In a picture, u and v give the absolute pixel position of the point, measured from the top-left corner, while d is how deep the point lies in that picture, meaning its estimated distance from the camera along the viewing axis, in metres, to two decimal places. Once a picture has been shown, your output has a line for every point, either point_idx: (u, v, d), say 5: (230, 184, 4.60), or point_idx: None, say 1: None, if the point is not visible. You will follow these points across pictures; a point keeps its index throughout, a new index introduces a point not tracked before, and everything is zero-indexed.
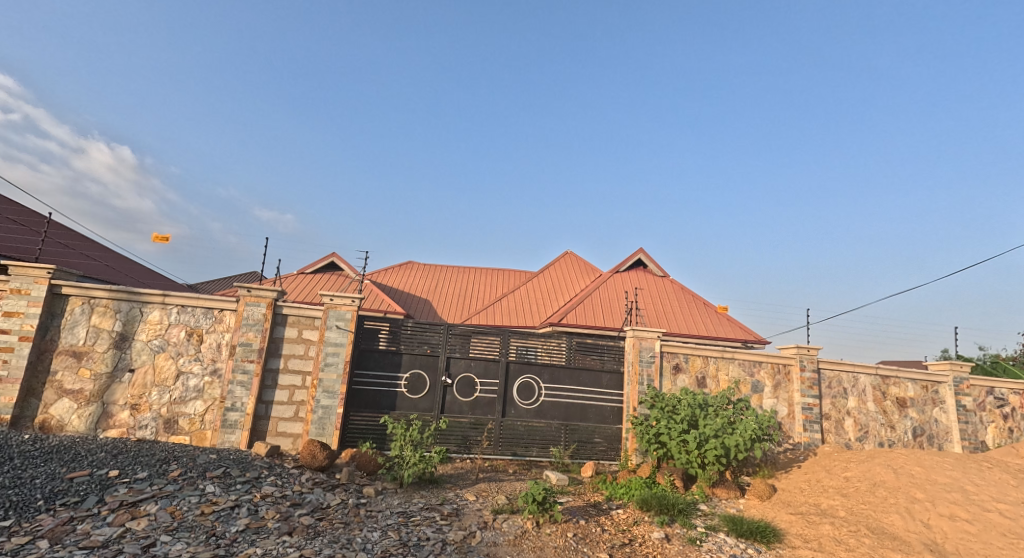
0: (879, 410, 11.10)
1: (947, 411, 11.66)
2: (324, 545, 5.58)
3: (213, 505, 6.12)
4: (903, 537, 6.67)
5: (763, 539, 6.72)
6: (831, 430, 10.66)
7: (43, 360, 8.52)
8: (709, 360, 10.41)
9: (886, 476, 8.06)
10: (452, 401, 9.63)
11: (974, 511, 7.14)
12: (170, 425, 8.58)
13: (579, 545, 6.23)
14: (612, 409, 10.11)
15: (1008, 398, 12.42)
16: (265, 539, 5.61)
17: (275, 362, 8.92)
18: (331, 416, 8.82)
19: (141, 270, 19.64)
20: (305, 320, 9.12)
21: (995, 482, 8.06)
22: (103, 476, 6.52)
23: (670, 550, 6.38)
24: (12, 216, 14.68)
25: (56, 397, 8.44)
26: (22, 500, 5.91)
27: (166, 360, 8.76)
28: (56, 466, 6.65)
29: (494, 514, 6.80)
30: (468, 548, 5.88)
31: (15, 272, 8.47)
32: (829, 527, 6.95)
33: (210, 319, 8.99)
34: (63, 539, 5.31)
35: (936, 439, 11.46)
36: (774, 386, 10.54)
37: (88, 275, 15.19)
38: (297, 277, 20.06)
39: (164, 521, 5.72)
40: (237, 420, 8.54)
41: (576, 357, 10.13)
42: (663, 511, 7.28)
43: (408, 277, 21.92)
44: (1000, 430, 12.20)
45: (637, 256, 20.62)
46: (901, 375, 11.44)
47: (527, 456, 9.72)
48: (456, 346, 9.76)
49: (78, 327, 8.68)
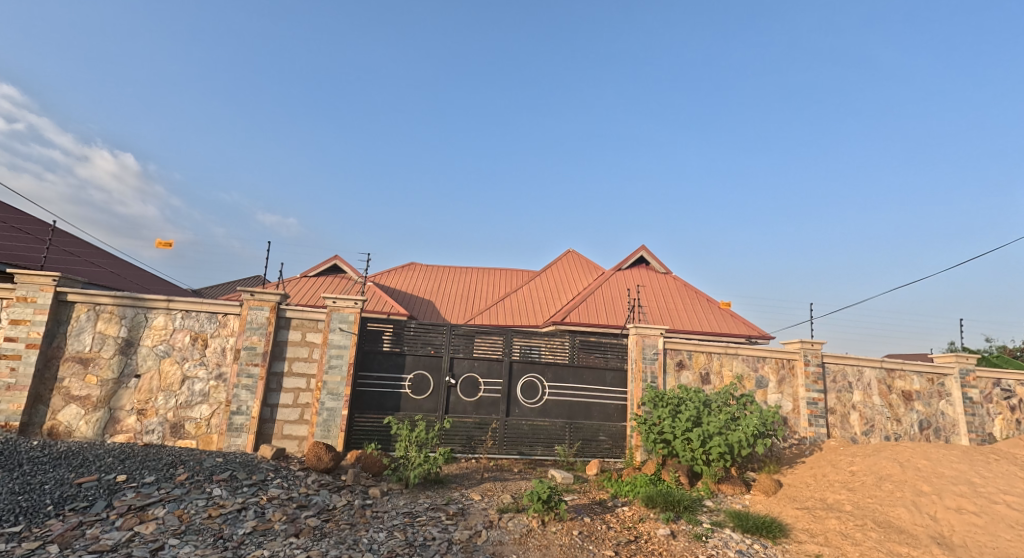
0: (884, 404, 11.06)
1: (953, 403, 11.60)
2: (331, 546, 5.62)
3: (220, 509, 6.16)
4: (911, 531, 6.65)
5: (769, 534, 6.71)
6: (836, 424, 10.64)
7: (50, 367, 8.59)
8: (712, 356, 10.40)
9: (892, 470, 8.05)
10: (456, 401, 9.66)
11: (980, 503, 7.11)
12: (176, 430, 8.64)
13: (585, 543, 6.24)
14: (616, 407, 10.11)
15: (1015, 390, 12.34)
16: (272, 541, 5.65)
17: (280, 365, 8.97)
18: (336, 418, 8.87)
19: (145, 276, 19.75)
20: (309, 323, 9.15)
21: (1003, 474, 8.02)
22: (111, 481, 6.58)
23: (675, 546, 6.38)
24: (15, 225, 14.77)
25: (63, 404, 8.50)
26: (32, 505, 5.97)
27: (171, 365, 8.82)
28: (64, 472, 6.71)
29: (500, 513, 6.83)
30: (474, 548, 5.90)
31: (21, 280, 8.54)
32: (835, 522, 6.95)
33: (215, 324, 9.05)
34: (72, 544, 5.36)
35: (943, 432, 11.40)
36: (778, 381, 10.53)
37: (93, 282, 15.32)
38: (300, 281, 20.14)
39: (173, 525, 5.77)
40: (243, 423, 8.59)
41: (579, 355, 10.13)
42: (669, 507, 7.29)
43: (411, 278, 21.97)
44: (1007, 421, 12.13)
45: (638, 253, 20.55)
46: (907, 368, 11.39)
47: (532, 455, 9.73)
48: (459, 347, 9.78)
49: (84, 334, 8.74)
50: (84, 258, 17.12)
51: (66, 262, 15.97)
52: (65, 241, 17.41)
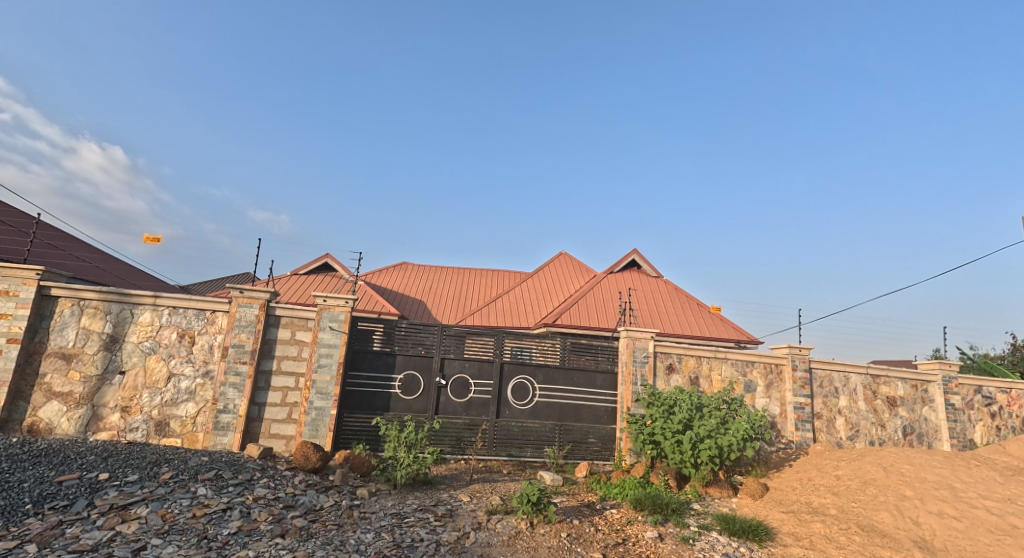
0: (870, 409, 11.19)
1: (937, 409, 11.79)
2: (318, 547, 5.57)
3: (205, 508, 6.08)
4: (893, 535, 6.73)
5: (755, 537, 6.76)
6: (823, 428, 10.75)
7: (32, 363, 8.43)
8: (702, 360, 10.47)
9: (876, 474, 8.15)
10: (447, 402, 9.62)
11: (961, 508, 7.22)
12: (162, 428, 8.50)
13: (573, 544, 6.24)
14: (606, 409, 10.13)
15: (996, 397, 12.57)
16: (258, 541, 5.59)
17: (268, 363, 8.88)
18: (324, 417, 8.79)
19: (132, 271, 19.51)
20: (298, 322, 9.07)
21: (982, 479, 8.16)
22: (92, 479, 6.46)
23: (662, 549, 6.41)
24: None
25: (45, 400, 8.35)
26: (10, 504, 5.85)
27: (157, 362, 8.69)
28: (44, 469, 6.58)
29: (488, 515, 6.81)
30: (462, 549, 5.88)
31: (4, 274, 8.38)
32: (820, 525, 7.02)
33: (203, 321, 8.94)
34: (51, 544, 5.26)
35: (925, 437, 11.57)
36: (766, 385, 10.62)
37: (78, 277, 15.12)
38: (290, 278, 20.02)
39: (155, 524, 5.68)
40: (230, 422, 8.49)
41: (570, 357, 10.16)
42: (657, 510, 7.32)
43: (402, 277, 21.95)
44: (988, 427, 12.35)
45: (629, 257, 20.64)
46: (891, 374, 11.55)
47: (522, 457, 9.73)
48: (451, 347, 9.75)
49: (67, 329, 8.60)
50: (69, 252, 16.86)
51: (51, 255, 15.72)
52: (49, 234, 17.14)
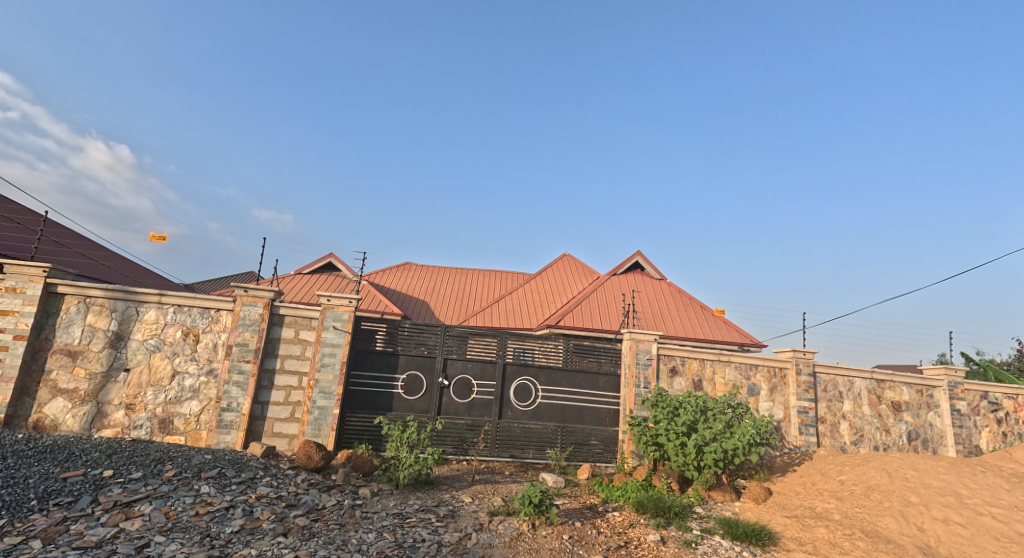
0: (874, 414, 11.13)
1: (942, 415, 11.71)
2: (320, 546, 5.57)
3: (208, 506, 6.10)
4: (897, 541, 6.69)
5: (758, 542, 6.72)
6: (826, 433, 10.69)
7: (38, 360, 8.48)
8: (705, 363, 10.43)
9: (880, 480, 8.10)
10: (449, 402, 9.62)
11: (967, 515, 7.16)
12: (165, 425, 8.54)
13: (575, 547, 6.23)
14: (608, 412, 10.11)
15: (1002, 403, 12.48)
16: (260, 539, 5.60)
17: (271, 362, 8.90)
18: (327, 417, 8.81)
19: (137, 269, 19.61)
20: (302, 321, 9.09)
21: (988, 486, 8.10)
22: (97, 475, 6.49)
23: (665, 552, 6.40)
24: (7, 215, 14.64)
25: (50, 397, 8.39)
26: (15, 499, 5.88)
27: (161, 360, 8.73)
28: (49, 466, 6.61)
29: (490, 516, 6.79)
30: (463, 550, 5.87)
31: (11, 271, 8.43)
32: (824, 530, 6.98)
33: (207, 319, 8.97)
34: (56, 539, 5.29)
35: (930, 443, 11.49)
36: (769, 390, 10.58)
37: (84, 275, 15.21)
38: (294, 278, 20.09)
39: (159, 522, 5.70)
40: (233, 420, 8.52)
41: (573, 359, 10.14)
42: (659, 513, 7.30)
43: (405, 278, 21.97)
44: (994, 434, 12.26)
45: (633, 259, 20.62)
46: (896, 379, 11.48)
47: (524, 458, 9.71)
48: (453, 348, 9.75)
49: (73, 326, 8.64)
50: (76, 249, 16.96)
51: (58, 252, 15.81)
52: (56, 232, 17.25)
